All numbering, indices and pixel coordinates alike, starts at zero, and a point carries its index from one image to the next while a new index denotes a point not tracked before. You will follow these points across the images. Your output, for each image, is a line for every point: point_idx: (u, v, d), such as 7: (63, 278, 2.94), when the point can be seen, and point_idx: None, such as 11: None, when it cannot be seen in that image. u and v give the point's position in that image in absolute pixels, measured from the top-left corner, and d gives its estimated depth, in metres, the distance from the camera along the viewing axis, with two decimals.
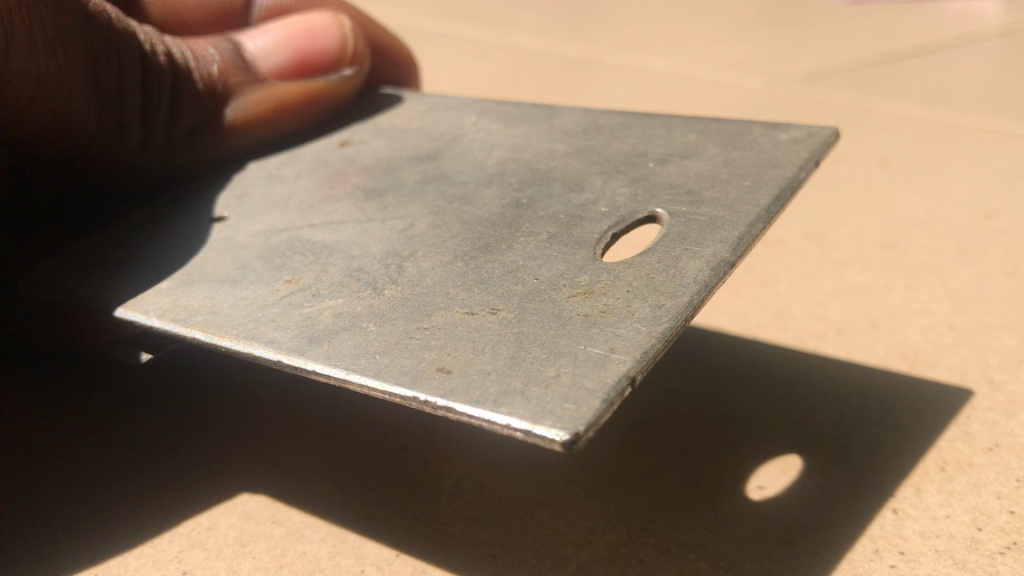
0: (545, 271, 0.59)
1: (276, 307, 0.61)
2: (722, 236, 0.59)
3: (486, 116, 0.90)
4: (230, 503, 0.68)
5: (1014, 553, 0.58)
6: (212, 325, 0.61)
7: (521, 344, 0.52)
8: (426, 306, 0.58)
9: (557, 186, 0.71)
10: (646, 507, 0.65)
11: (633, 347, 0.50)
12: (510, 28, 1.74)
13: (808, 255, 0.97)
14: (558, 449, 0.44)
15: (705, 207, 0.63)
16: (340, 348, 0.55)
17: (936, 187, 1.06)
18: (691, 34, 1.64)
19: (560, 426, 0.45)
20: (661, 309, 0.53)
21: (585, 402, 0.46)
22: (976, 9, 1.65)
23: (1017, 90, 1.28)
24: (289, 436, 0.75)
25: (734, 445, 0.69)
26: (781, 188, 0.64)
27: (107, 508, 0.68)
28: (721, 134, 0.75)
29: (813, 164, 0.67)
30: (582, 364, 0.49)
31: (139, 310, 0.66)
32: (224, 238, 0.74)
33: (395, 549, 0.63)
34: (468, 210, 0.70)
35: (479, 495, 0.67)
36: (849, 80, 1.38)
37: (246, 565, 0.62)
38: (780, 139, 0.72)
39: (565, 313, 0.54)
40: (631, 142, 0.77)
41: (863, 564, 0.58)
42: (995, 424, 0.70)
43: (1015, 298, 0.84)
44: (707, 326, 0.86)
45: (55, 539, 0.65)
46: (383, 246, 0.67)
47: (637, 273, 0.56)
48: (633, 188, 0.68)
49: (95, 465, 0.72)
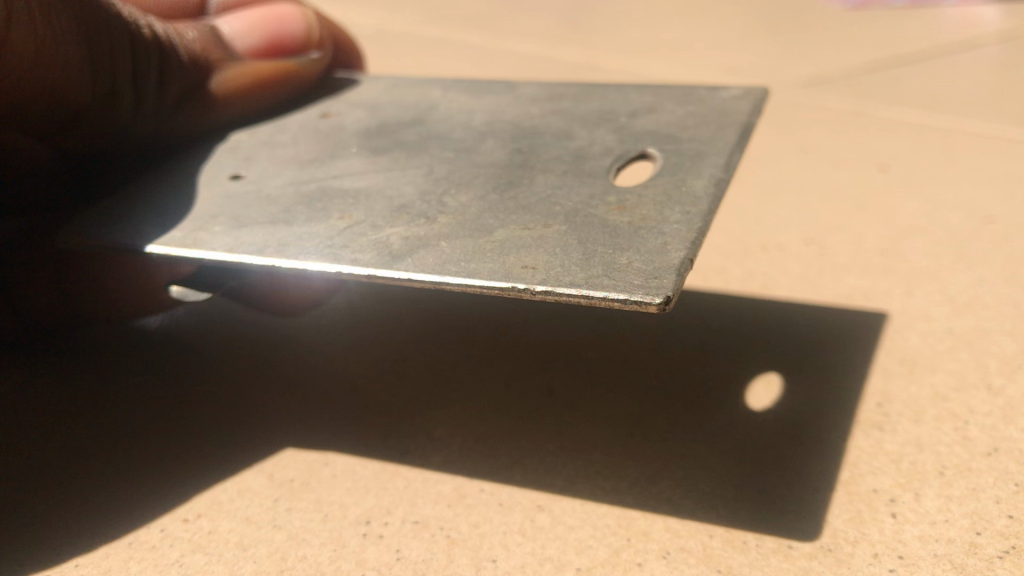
0: (573, 197, 0.68)
1: (344, 237, 0.68)
2: (712, 164, 0.71)
3: (451, 90, 0.95)
4: (231, 507, 0.67)
5: (1013, 557, 0.58)
6: (290, 252, 0.66)
7: (586, 245, 0.61)
8: (484, 226, 0.66)
9: (550, 137, 0.80)
10: (655, 455, 0.69)
11: (682, 238, 0.60)
12: (510, 35, 1.74)
13: (808, 259, 0.96)
14: (653, 310, 0.54)
15: (689, 144, 0.75)
16: (426, 260, 0.62)
17: (936, 192, 1.07)
18: (692, 39, 1.65)
19: (651, 294, 0.55)
20: (689, 214, 0.63)
21: (663, 276, 0.56)
22: (975, 16, 1.66)
23: (1015, 96, 1.29)
24: (283, 397, 0.78)
25: (725, 419, 0.72)
26: (743, 129, 0.76)
27: (125, 471, 0.71)
28: (669, 97, 0.85)
29: (758, 111, 0.79)
30: (647, 254, 0.59)
31: (207, 248, 0.70)
32: (252, 190, 0.79)
33: (394, 555, 0.62)
34: (477, 158, 0.78)
35: (478, 499, 0.66)
36: (847, 87, 1.39)
37: (246, 569, 0.61)
38: (722, 97, 0.83)
39: (610, 222, 0.64)
40: (599, 104, 0.86)
41: (864, 567, 0.59)
42: (994, 429, 0.70)
43: (1014, 303, 0.85)
44: (709, 325, 0.84)
45: (75, 508, 0.67)
46: (416, 187, 0.74)
47: (654, 193, 0.67)
48: (617, 136, 0.79)
49: (117, 428, 0.75)
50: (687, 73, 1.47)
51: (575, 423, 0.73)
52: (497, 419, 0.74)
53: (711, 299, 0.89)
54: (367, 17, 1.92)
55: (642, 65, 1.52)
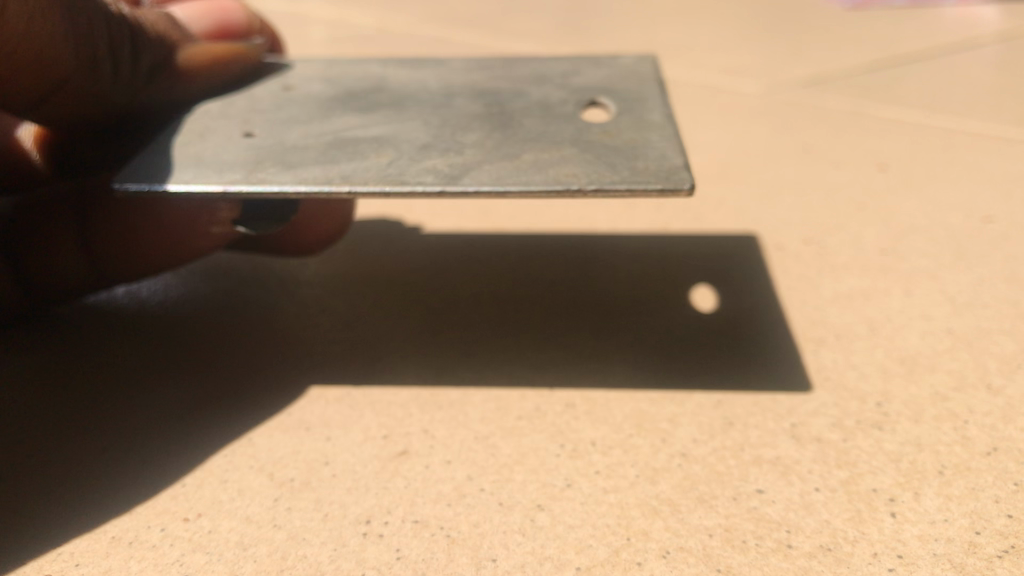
0: (562, 132, 0.80)
1: (393, 169, 0.74)
2: (655, 102, 0.86)
3: (386, 64, 1.01)
4: (232, 506, 0.67)
5: (1012, 556, 0.58)
6: (354, 180, 0.72)
7: (605, 160, 0.74)
8: (508, 154, 0.76)
9: (508, 92, 0.90)
10: (653, 372, 0.79)
11: (672, 148, 0.75)
12: (510, 35, 1.74)
13: (808, 259, 0.96)
14: (687, 193, 0.69)
15: (628, 90, 0.89)
16: (485, 180, 0.71)
17: (935, 191, 1.07)
18: (692, 40, 1.65)
19: (683, 183, 0.69)
20: (665, 133, 0.79)
21: (679, 172, 0.71)
22: (975, 17, 1.66)
23: (1014, 97, 1.29)
24: (303, 343, 0.84)
25: (704, 343, 0.83)
26: (657, 78, 0.92)
27: (122, 469, 0.69)
28: (578, 61, 0.98)
29: (658, 68, 0.95)
30: (656, 160, 0.73)
31: (271, 181, 0.73)
32: (270, 139, 0.82)
33: (395, 554, 0.62)
34: (455, 108, 0.87)
35: (478, 499, 0.66)
36: (848, 87, 1.39)
37: (247, 569, 0.61)
38: (618, 61, 0.98)
39: (608, 143, 0.77)
40: (527, 67, 0.97)
41: (863, 567, 0.59)
42: (993, 428, 0.70)
43: (1013, 302, 0.85)
44: (707, 328, 0.85)
45: (73, 513, 0.65)
46: (422, 130, 0.82)
47: (623, 123, 0.81)
48: (562, 90, 0.90)
49: (114, 424, 0.74)
50: (687, 73, 1.47)
51: (573, 399, 0.76)
52: (496, 419, 0.74)
53: (714, 300, 0.89)
54: (368, 17, 1.92)
55: None
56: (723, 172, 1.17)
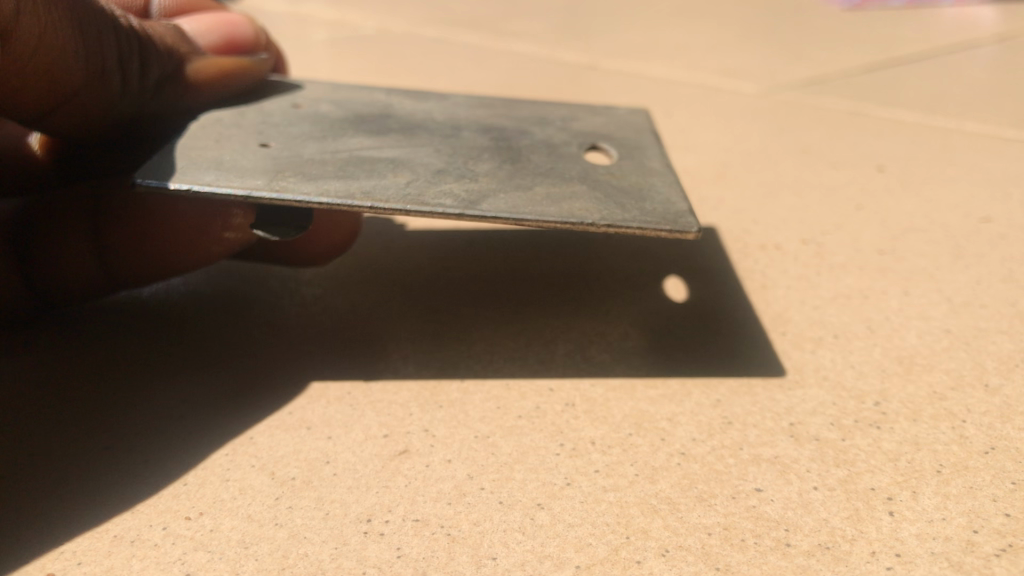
0: (569, 168, 0.82)
1: (410, 188, 0.75)
2: (655, 151, 0.88)
3: (391, 92, 1.02)
4: (233, 505, 0.67)
5: (1010, 555, 0.59)
6: (374, 195, 0.73)
7: (614, 200, 0.75)
8: (520, 185, 0.77)
9: (512, 129, 0.91)
10: (657, 371, 0.79)
11: (676, 194, 0.77)
12: (510, 36, 1.74)
13: (807, 259, 0.97)
14: (694, 236, 0.71)
15: (627, 138, 0.92)
16: (501, 205, 0.72)
17: (934, 192, 1.07)
18: (692, 40, 1.65)
19: (691, 226, 0.71)
20: (667, 181, 0.81)
21: (685, 215, 0.73)
22: (974, 18, 1.66)
23: (1013, 98, 1.30)
24: (306, 343, 0.85)
25: (707, 343, 0.83)
26: (652, 130, 0.95)
27: (125, 470, 0.70)
28: (577, 107, 1.01)
29: (652, 123, 0.98)
30: (661, 203, 0.75)
31: (292, 191, 0.72)
32: (285, 152, 0.82)
33: (395, 553, 0.62)
34: (464, 138, 0.88)
35: (478, 499, 0.67)
36: (847, 88, 1.39)
37: (248, 567, 0.61)
38: (616, 112, 1.00)
39: (614, 184, 0.79)
40: (527, 109, 0.99)
41: (862, 565, 0.59)
42: (991, 427, 0.70)
43: (1011, 303, 0.85)
44: (708, 328, 0.85)
45: (75, 513, 0.66)
46: (433, 155, 0.83)
47: (627, 168, 0.83)
48: (563, 133, 0.92)
49: (117, 425, 0.74)
50: (687, 74, 1.47)
51: (573, 397, 0.77)
52: (496, 418, 0.75)
53: (715, 301, 0.90)
54: (368, 18, 1.92)
55: (643, 66, 1.52)
56: (723, 173, 1.17)
